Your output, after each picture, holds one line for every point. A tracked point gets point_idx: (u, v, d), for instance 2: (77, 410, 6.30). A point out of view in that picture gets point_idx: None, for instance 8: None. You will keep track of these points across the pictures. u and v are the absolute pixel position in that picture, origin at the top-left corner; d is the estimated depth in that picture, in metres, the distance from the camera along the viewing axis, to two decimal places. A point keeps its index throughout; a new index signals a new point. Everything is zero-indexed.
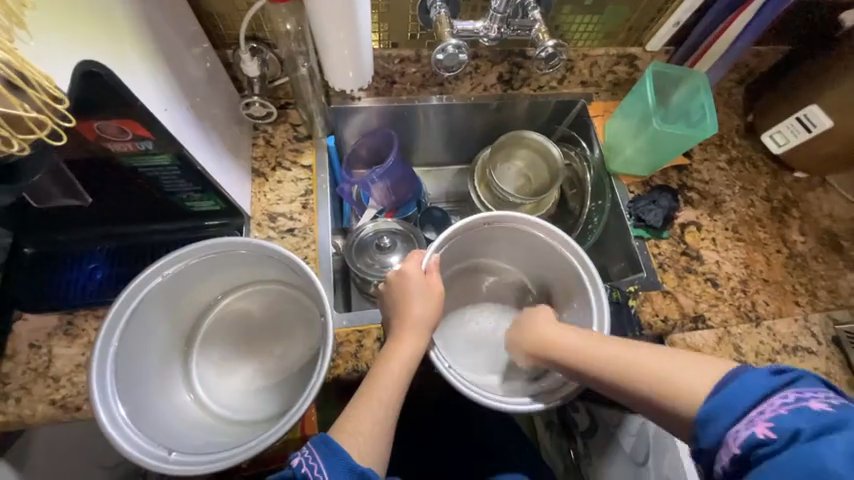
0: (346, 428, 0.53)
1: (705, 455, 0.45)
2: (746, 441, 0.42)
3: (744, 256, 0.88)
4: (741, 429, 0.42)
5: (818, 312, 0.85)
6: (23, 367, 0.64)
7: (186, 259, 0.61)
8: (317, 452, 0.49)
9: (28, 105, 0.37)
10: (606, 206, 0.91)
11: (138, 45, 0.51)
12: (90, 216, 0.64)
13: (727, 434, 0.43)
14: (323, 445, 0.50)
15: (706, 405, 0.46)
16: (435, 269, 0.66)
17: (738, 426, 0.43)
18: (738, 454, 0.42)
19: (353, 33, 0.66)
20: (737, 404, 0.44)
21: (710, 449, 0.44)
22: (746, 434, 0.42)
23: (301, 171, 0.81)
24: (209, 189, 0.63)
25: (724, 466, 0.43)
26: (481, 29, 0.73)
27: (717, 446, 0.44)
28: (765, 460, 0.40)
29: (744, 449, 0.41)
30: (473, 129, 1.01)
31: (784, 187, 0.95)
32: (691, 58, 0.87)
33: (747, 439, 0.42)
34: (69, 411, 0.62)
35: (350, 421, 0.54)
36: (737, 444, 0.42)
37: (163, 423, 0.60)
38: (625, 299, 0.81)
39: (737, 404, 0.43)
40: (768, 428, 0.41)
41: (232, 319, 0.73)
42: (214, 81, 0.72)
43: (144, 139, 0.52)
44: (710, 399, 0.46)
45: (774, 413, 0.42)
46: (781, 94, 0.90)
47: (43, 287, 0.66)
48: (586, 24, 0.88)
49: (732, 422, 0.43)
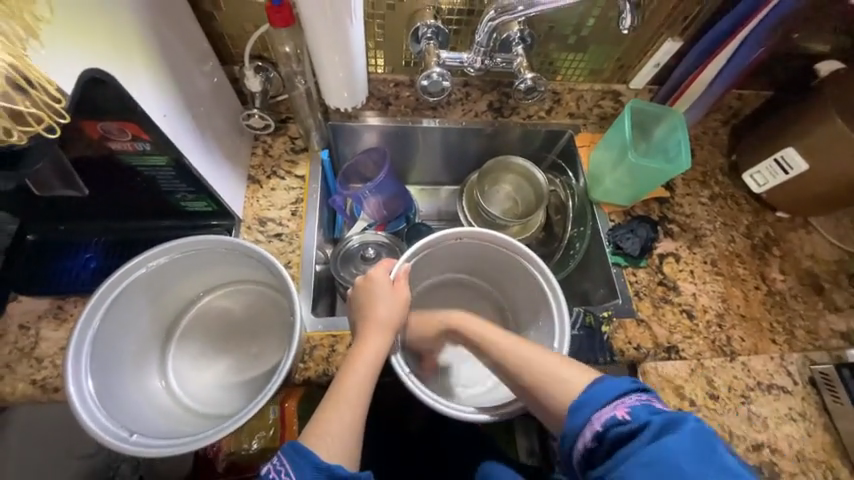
0: (316, 430, 0.54)
1: (570, 435, 0.52)
2: (607, 421, 0.50)
3: (721, 290, 0.88)
4: (605, 412, 0.51)
5: (796, 352, 0.84)
6: (10, 346, 0.68)
7: (171, 253, 0.65)
8: (286, 459, 0.50)
9: (28, 102, 0.41)
10: (587, 232, 0.95)
11: (148, 59, 0.58)
12: (91, 209, 0.69)
13: (592, 417, 0.51)
14: (294, 453, 0.50)
15: (585, 392, 0.54)
16: (403, 278, 0.69)
17: (604, 410, 0.51)
18: (598, 431, 0.50)
19: (346, 59, 0.72)
20: (605, 394, 0.52)
21: (577, 429, 0.52)
22: (608, 416, 0.50)
23: (294, 180, 0.86)
24: (202, 190, 0.68)
25: (585, 443, 0.51)
26: (467, 61, 0.79)
27: (583, 427, 0.51)
28: (617, 437, 0.49)
29: (604, 427, 0.50)
30: (465, 152, 1.05)
31: (766, 226, 0.96)
32: (673, 96, 0.91)
33: (609, 420, 0.50)
34: (48, 392, 0.65)
35: (320, 423, 0.55)
36: (599, 423, 0.51)
37: (131, 407, 0.63)
38: (599, 324, 0.82)
39: (607, 394, 0.52)
40: (626, 413, 0.50)
41: (214, 315, 0.77)
42: (220, 94, 0.79)
43: (142, 140, 0.57)
44: (587, 389, 0.54)
45: (631, 404, 0.51)
46: (759, 136, 0.93)
47: (42, 273, 0.70)
48: (571, 61, 0.94)
49: (599, 406, 0.52)
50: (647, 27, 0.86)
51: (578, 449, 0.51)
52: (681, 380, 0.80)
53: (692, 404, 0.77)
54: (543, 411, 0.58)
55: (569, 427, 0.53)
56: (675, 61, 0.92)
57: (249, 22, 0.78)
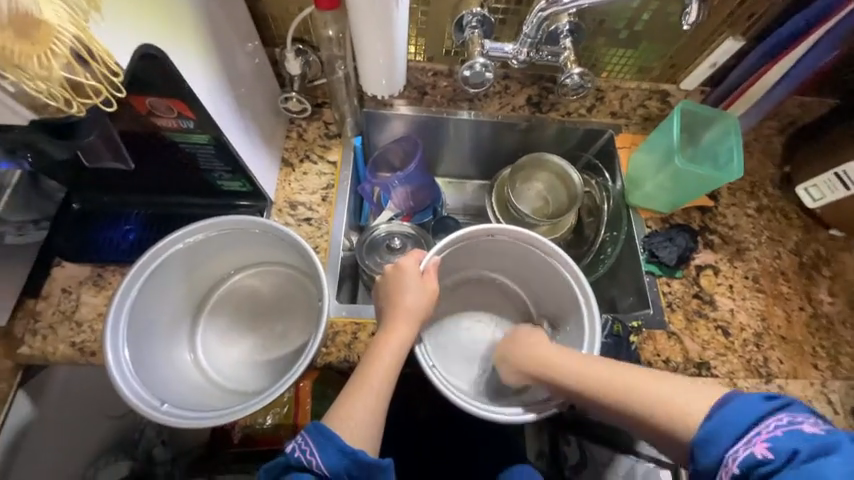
0: (340, 414, 0.55)
1: (705, 475, 0.47)
2: (745, 462, 0.44)
3: (761, 308, 0.84)
4: (740, 450, 0.45)
5: (839, 380, 0.79)
6: (54, 308, 0.71)
7: (206, 231, 0.67)
8: (310, 438, 0.50)
9: (89, 75, 0.42)
10: (621, 237, 0.90)
11: (195, 36, 0.58)
12: (132, 181, 0.71)
13: (726, 456, 0.45)
14: (319, 433, 0.50)
15: (708, 424, 0.48)
16: (433, 270, 0.69)
17: (737, 447, 0.45)
18: (737, 473, 0.44)
19: (389, 45, 0.71)
20: (734, 426, 0.46)
21: (709, 469, 0.46)
22: (744, 454, 0.44)
23: (326, 166, 0.86)
24: (239, 170, 0.69)
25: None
26: (511, 52, 0.76)
27: (718, 466, 0.46)
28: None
29: (742, 467, 0.44)
30: (498, 147, 1.03)
31: (817, 243, 0.90)
32: (727, 99, 0.85)
33: (746, 460, 0.44)
34: (86, 355, 0.68)
35: (344, 407, 0.55)
36: (735, 464, 0.45)
37: (162, 376, 0.65)
38: (626, 333, 0.79)
39: (736, 426, 0.46)
40: (766, 448, 0.44)
41: (242, 293, 0.78)
42: (260, 76, 0.79)
43: (187, 118, 0.58)
44: (710, 419, 0.48)
45: (769, 435, 0.44)
46: (819, 146, 0.87)
47: (84, 241, 0.73)
48: (619, 57, 0.89)
49: (731, 442, 0.46)
50: (707, 24, 0.81)
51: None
52: None
53: None
54: (646, 433, 0.55)
55: (700, 463, 0.47)
56: (733, 62, 0.86)
57: (294, 3, 0.77)
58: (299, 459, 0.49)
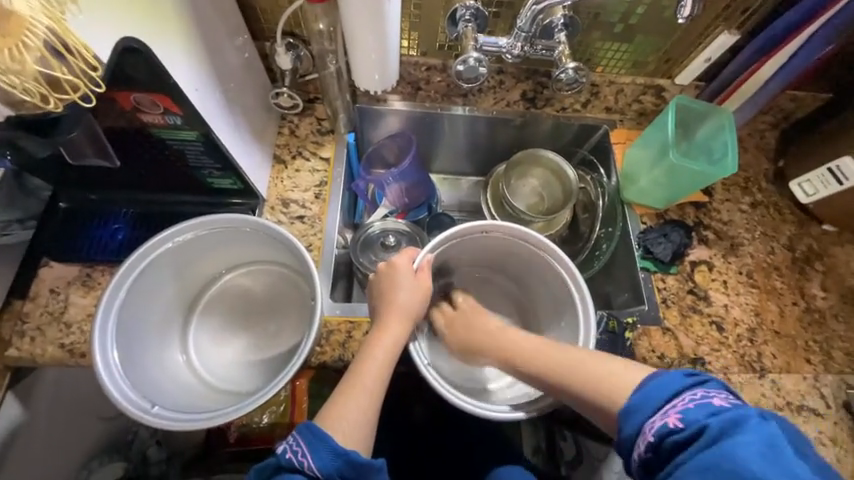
0: (332, 415, 0.54)
1: (624, 445, 0.49)
2: (660, 431, 0.46)
3: (755, 304, 0.84)
4: (656, 421, 0.47)
5: (831, 374, 0.80)
6: (41, 309, 0.70)
7: (196, 229, 0.66)
8: (302, 439, 0.50)
9: (67, 70, 0.41)
10: (616, 233, 0.91)
11: (181, 29, 0.56)
12: (120, 179, 0.69)
13: (643, 426, 0.47)
14: (310, 434, 0.50)
15: (631, 398, 0.50)
16: (426, 267, 0.68)
17: (654, 418, 0.47)
18: (653, 442, 0.46)
19: (380, 39, 0.70)
20: (653, 399, 0.48)
21: (629, 438, 0.48)
22: (659, 424, 0.46)
23: (319, 163, 0.85)
24: (230, 168, 0.68)
25: (640, 454, 0.47)
26: (505, 46, 0.75)
27: (635, 435, 0.48)
28: (675, 447, 0.44)
29: (657, 437, 0.46)
30: (493, 143, 1.02)
31: (810, 238, 0.90)
32: (722, 94, 0.85)
33: (661, 429, 0.46)
34: (75, 357, 0.67)
35: (335, 407, 0.55)
36: (652, 432, 0.46)
37: (153, 378, 0.64)
38: (622, 330, 0.79)
39: (653, 399, 0.48)
40: (678, 420, 0.45)
41: (234, 292, 0.77)
42: (250, 70, 0.77)
43: (174, 114, 0.57)
44: (634, 392, 0.50)
45: (683, 408, 0.46)
46: (812, 141, 0.87)
47: (72, 240, 0.72)
48: (614, 51, 0.89)
49: (650, 413, 0.48)
50: (702, 17, 0.80)
51: (635, 460, 0.47)
52: None
53: None
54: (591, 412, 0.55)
55: (623, 436, 0.49)
56: (727, 56, 0.85)
57: None
58: (290, 460, 0.49)
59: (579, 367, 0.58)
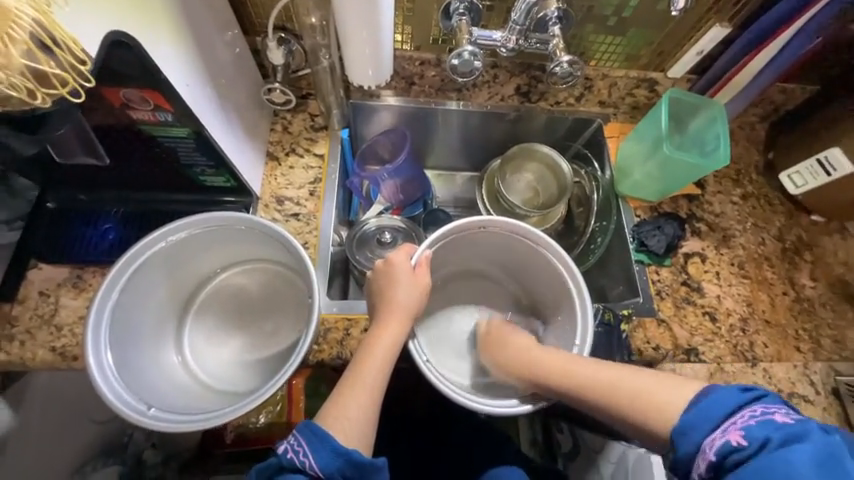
0: (333, 414, 0.54)
1: (682, 464, 0.48)
2: (722, 448, 0.45)
3: (747, 294, 0.85)
4: (717, 438, 0.46)
5: (820, 361, 0.81)
6: (31, 312, 0.68)
7: (190, 228, 0.65)
8: (302, 438, 0.49)
9: (54, 64, 0.40)
10: (611, 227, 0.90)
11: (170, 23, 0.55)
12: (110, 178, 0.68)
13: (703, 444, 0.47)
14: (310, 432, 0.50)
15: (685, 414, 0.49)
16: (424, 264, 0.68)
17: (713, 435, 0.47)
18: (713, 461, 0.46)
19: (374, 34, 0.69)
20: (711, 416, 0.48)
21: (688, 457, 0.48)
22: (721, 442, 0.46)
23: (313, 159, 0.84)
24: (222, 165, 0.67)
25: (700, 473, 0.46)
26: (500, 40, 0.76)
27: (695, 453, 0.47)
28: (739, 466, 0.44)
29: (719, 456, 0.45)
30: (488, 137, 1.02)
31: (799, 229, 0.92)
32: (713, 87, 0.86)
33: (722, 447, 0.45)
34: (67, 360, 0.66)
35: (336, 407, 0.54)
36: (713, 451, 0.46)
37: (148, 380, 0.64)
38: (617, 322, 0.80)
39: (712, 415, 0.48)
40: (741, 436, 0.45)
41: (229, 292, 0.76)
42: (241, 66, 0.76)
43: (164, 111, 0.56)
44: (690, 409, 0.49)
45: (744, 424, 0.46)
46: (801, 133, 0.88)
47: (61, 241, 0.70)
48: (608, 45, 0.89)
49: (708, 431, 0.47)
50: (694, 10, 0.81)
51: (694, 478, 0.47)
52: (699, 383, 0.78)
53: None
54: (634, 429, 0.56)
55: (679, 453, 0.48)
56: (719, 49, 0.86)
57: None
58: (292, 460, 0.48)
59: (614, 385, 0.58)
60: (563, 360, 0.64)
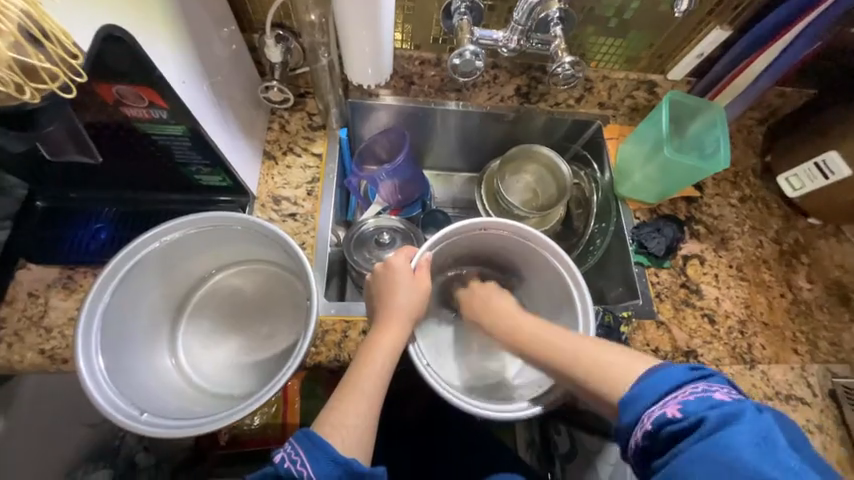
0: (332, 422, 0.53)
1: (621, 432, 0.49)
2: (658, 419, 0.46)
3: (745, 296, 0.85)
4: (656, 409, 0.47)
5: (817, 363, 0.82)
6: (19, 314, 0.66)
7: (185, 228, 0.63)
8: (300, 447, 0.48)
9: (44, 57, 0.38)
10: (610, 229, 0.91)
11: (166, 18, 0.54)
12: (102, 176, 0.66)
13: (642, 415, 0.47)
14: (309, 440, 0.49)
15: (633, 386, 0.50)
16: (424, 266, 0.67)
17: (653, 407, 0.47)
18: (649, 430, 0.46)
19: (374, 32, 0.68)
20: (658, 388, 0.48)
21: (628, 426, 0.48)
22: (658, 413, 0.46)
23: (311, 158, 0.83)
24: (218, 164, 0.65)
25: (637, 442, 0.47)
26: (501, 40, 0.75)
27: (633, 423, 0.48)
28: (672, 437, 0.44)
29: (655, 426, 0.46)
30: (487, 138, 1.01)
31: (796, 232, 0.92)
32: (713, 90, 0.86)
33: (659, 419, 0.46)
34: (57, 363, 0.64)
35: (334, 414, 0.53)
36: (650, 421, 0.46)
37: (141, 384, 0.62)
38: (617, 323, 0.80)
39: (657, 389, 0.48)
40: (677, 410, 0.45)
41: (224, 293, 0.75)
42: (238, 63, 0.75)
43: (159, 108, 0.54)
44: (640, 380, 0.50)
45: (684, 400, 0.46)
46: (798, 137, 0.88)
47: (50, 241, 0.68)
48: (608, 46, 0.89)
49: (650, 403, 0.47)
50: (695, 12, 0.81)
51: (631, 445, 0.48)
52: None
53: None
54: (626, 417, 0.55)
55: (620, 424, 0.49)
56: (720, 52, 0.86)
57: None
58: (289, 470, 0.47)
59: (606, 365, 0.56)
60: (558, 335, 0.63)
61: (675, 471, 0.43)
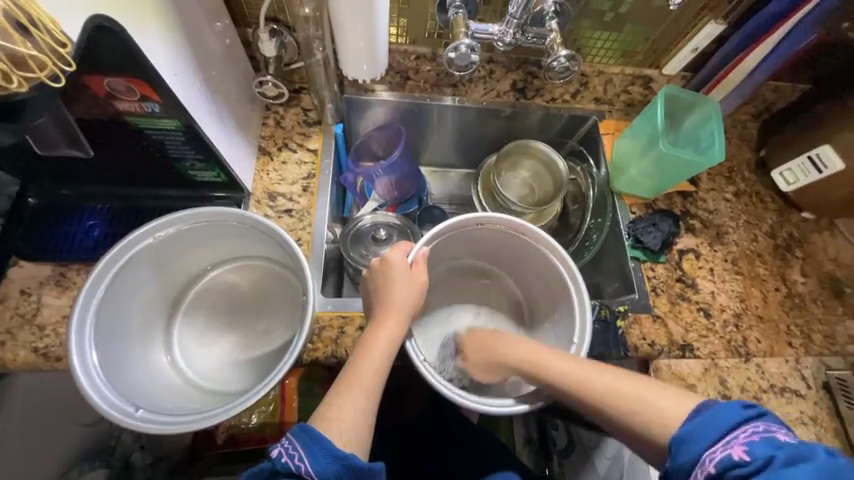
0: (329, 416, 0.52)
1: (679, 473, 0.46)
2: (723, 462, 0.43)
3: (740, 290, 0.86)
4: (718, 451, 0.44)
5: (812, 356, 0.82)
6: (11, 311, 0.66)
7: (178, 224, 0.63)
8: (297, 442, 0.48)
9: (31, 44, 0.37)
10: (606, 223, 0.91)
11: (157, 11, 0.53)
12: (94, 172, 0.65)
13: (703, 457, 0.45)
14: (307, 436, 0.48)
15: (686, 425, 0.47)
16: (421, 261, 0.67)
17: (714, 448, 0.45)
18: (713, 473, 0.44)
19: (370, 25, 0.68)
20: (716, 427, 0.45)
21: (685, 468, 0.46)
22: (722, 455, 0.44)
23: (306, 154, 0.83)
24: (213, 159, 0.65)
25: None
26: (497, 33, 0.75)
27: (693, 465, 0.45)
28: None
29: (719, 469, 0.43)
30: (483, 134, 1.01)
31: (790, 226, 0.92)
32: (708, 84, 0.87)
33: (722, 461, 0.43)
34: (50, 361, 0.64)
35: (331, 410, 0.53)
36: (713, 464, 0.44)
37: (136, 379, 0.62)
38: (613, 318, 0.80)
39: (713, 427, 0.45)
40: (743, 451, 0.43)
41: (220, 290, 0.74)
42: (232, 58, 0.74)
43: (151, 101, 0.54)
44: (690, 420, 0.48)
45: (747, 440, 0.44)
46: (792, 132, 0.89)
47: (44, 238, 0.68)
48: (604, 41, 0.89)
49: (709, 444, 0.45)
50: (689, 6, 0.81)
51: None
52: (693, 378, 0.78)
53: None
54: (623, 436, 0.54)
55: (677, 462, 0.46)
56: (714, 46, 0.86)
57: None
58: (286, 465, 0.46)
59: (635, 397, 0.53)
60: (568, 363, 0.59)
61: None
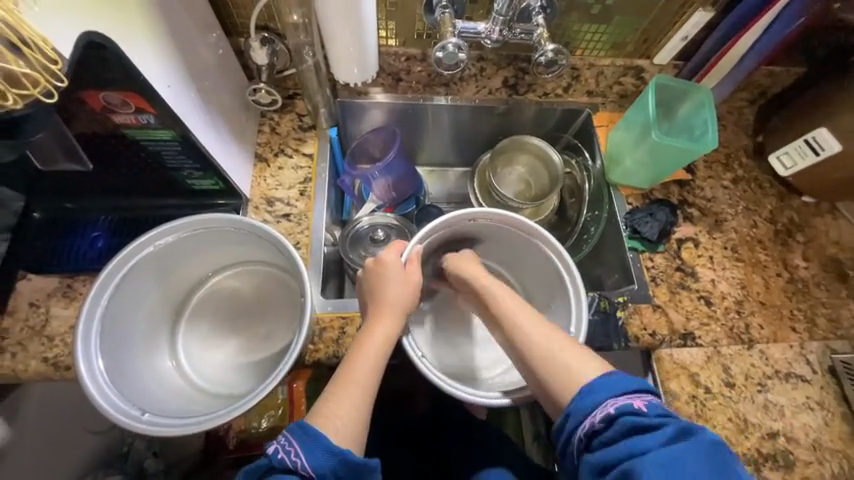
0: (325, 413, 0.53)
1: (576, 414, 0.51)
2: (622, 408, 0.49)
3: (741, 277, 0.85)
4: (620, 400, 0.50)
5: (817, 340, 0.81)
6: (21, 324, 0.67)
7: (176, 232, 0.64)
8: (294, 438, 0.49)
9: (23, 63, 0.39)
10: (603, 216, 0.91)
11: (146, 25, 0.54)
12: (95, 185, 0.67)
13: (606, 401, 0.50)
14: (303, 432, 0.49)
15: (600, 377, 0.53)
16: (415, 259, 0.68)
17: (618, 399, 0.50)
18: (610, 415, 0.49)
19: (358, 29, 0.69)
20: (626, 384, 0.51)
21: (584, 409, 0.51)
22: (624, 403, 0.49)
23: (302, 159, 0.84)
24: (209, 168, 0.66)
25: (592, 424, 0.50)
26: (483, 31, 0.76)
27: (594, 406, 0.50)
28: (629, 426, 0.47)
29: (617, 412, 0.49)
30: (478, 132, 1.02)
31: (791, 211, 0.92)
32: (700, 72, 0.87)
33: (623, 407, 0.49)
34: (60, 370, 0.65)
35: (328, 406, 0.54)
36: (613, 407, 0.49)
37: (141, 385, 0.63)
38: (613, 309, 0.80)
39: (622, 384, 0.51)
40: (643, 405, 0.49)
41: (222, 296, 0.76)
42: (225, 67, 0.76)
43: (146, 112, 0.55)
44: (601, 376, 0.53)
45: (648, 400, 0.50)
46: (788, 116, 0.88)
47: (51, 251, 0.70)
48: (593, 33, 0.89)
49: (614, 394, 0.50)
50: None
51: (581, 428, 0.50)
52: (696, 367, 0.78)
53: (707, 392, 0.75)
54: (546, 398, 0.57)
55: (576, 405, 0.51)
56: (704, 34, 0.86)
57: None
58: (283, 461, 0.47)
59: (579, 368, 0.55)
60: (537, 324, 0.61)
61: (632, 466, 0.45)
